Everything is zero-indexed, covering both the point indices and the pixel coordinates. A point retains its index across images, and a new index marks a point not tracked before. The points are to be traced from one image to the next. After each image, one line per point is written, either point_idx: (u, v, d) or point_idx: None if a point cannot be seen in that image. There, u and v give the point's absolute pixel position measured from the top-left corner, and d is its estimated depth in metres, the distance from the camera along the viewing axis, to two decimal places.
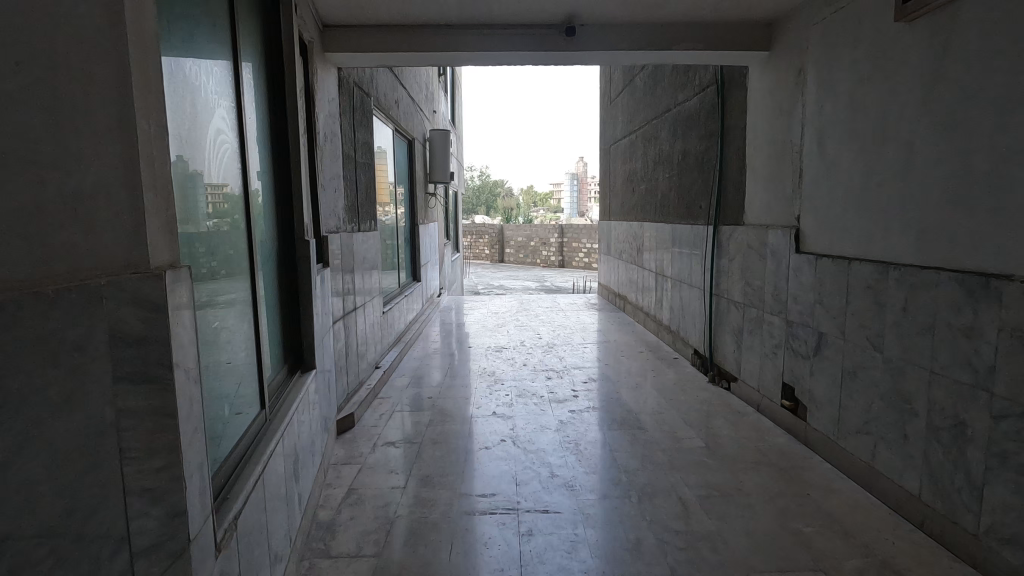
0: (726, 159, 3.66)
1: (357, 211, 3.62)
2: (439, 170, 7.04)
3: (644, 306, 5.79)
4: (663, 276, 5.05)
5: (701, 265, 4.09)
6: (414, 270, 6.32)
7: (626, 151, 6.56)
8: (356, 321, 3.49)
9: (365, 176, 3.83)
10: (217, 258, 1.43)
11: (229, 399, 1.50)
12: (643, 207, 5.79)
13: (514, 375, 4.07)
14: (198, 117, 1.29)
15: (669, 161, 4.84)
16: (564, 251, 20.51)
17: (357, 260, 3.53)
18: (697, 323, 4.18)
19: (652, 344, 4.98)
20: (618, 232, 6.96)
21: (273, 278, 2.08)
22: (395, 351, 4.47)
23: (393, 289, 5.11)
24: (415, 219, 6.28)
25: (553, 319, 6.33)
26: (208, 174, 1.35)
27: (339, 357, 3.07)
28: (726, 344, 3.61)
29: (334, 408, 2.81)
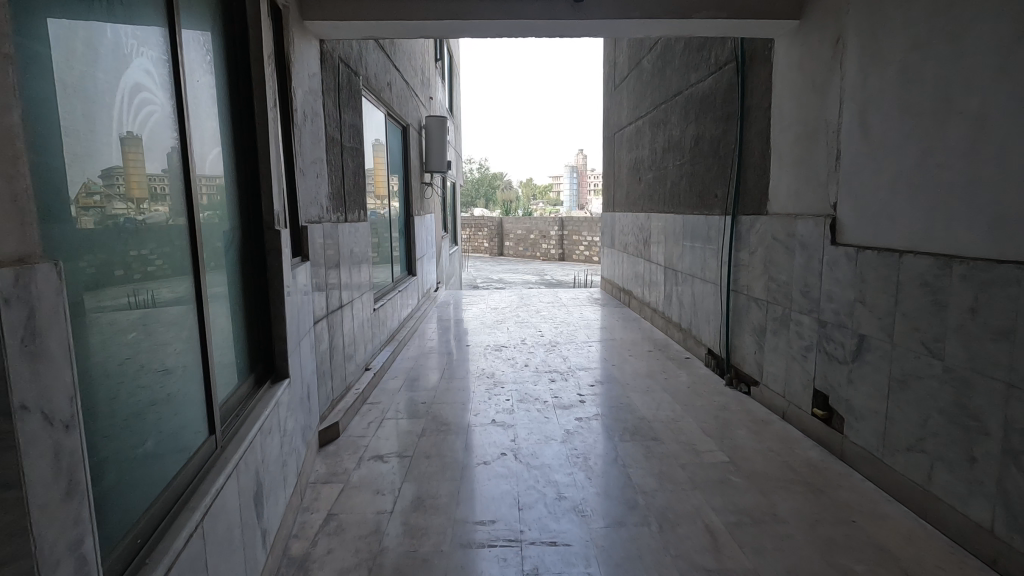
0: (746, 143, 3.36)
1: (344, 198, 3.32)
2: (436, 158, 6.72)
3: (651, 302, 5.50)
4: (673, 271, 4.75)
5: (716, 259, 3.80)
6: (409, 264, 6.02)
7: (631, 139, 6.24)
8: (343, 319, 3.19)
9: (352, 161, 3.53)
10: (139, 250, 1.13)
11: (160, 427, 1.20)
12: (650, 198, 5.48)
13: (515, 377, 3.78)
14: (95, 62, 0.98)
15: (681, 148, 4.53)
16: (565, 244, 20.20)
17: (343, 253, 3.23)
18: (712, 321, 3.88)
19: (660, 342, 4.69)
20: (623, 224, 6.65)
21: (234, 275, 1.78)
22: (387, 350, 4.17)
23: (386, 283, 4.81)
24: (410, 210, 5.97)
25: (555, 315, 6.03)
26: (116, 140, 1.05)
27: (323, 360, 2.78)
28: (746, 344, 3.32)
29: (315, 419, 2.52)
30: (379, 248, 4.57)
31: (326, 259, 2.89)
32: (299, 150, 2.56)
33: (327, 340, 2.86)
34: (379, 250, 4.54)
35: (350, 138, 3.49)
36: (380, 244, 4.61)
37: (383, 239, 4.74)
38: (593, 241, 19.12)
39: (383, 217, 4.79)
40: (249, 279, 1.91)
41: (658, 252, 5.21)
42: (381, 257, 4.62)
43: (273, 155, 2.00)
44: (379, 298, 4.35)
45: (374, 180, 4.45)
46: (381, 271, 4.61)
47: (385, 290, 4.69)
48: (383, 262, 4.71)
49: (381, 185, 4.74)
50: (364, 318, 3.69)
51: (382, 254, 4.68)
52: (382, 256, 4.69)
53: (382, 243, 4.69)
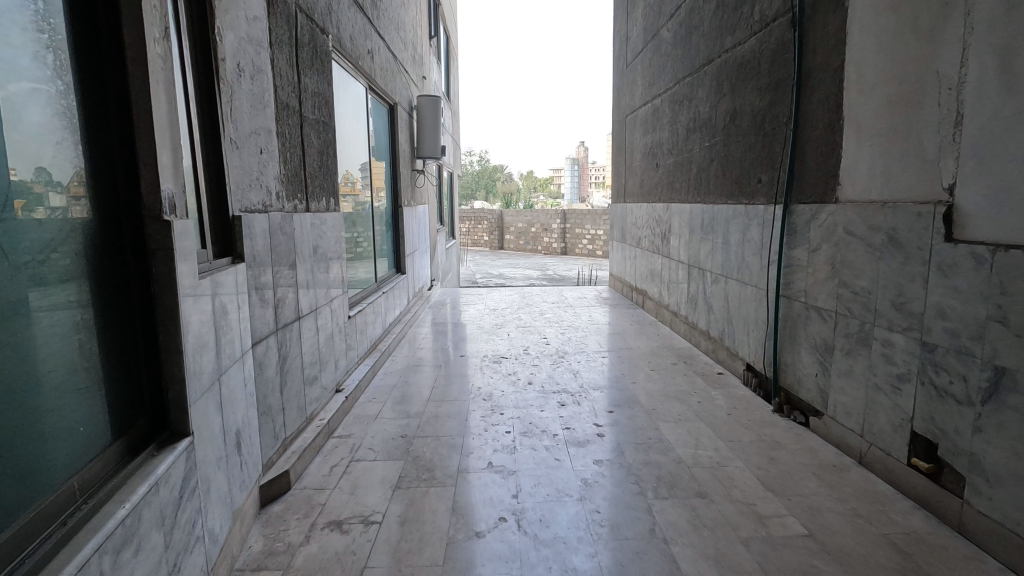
0: (804, 114, 2.70)
1: (304, 182, 2.67)
2: (429, 143, 6.05)
3: (670, 304, 4.85)
4: (699, 269, 4.10)
5: (759, 257, 3.16)
6: (397, 261, 5.36)
7: (646, 122, 5.59)
8: (302, 333, 2.54)
9: (318, 137, 2.88)
10: None
11: None
12: (670, 186, 4.82)
13: (516, 399, 3.14)
14: None
15: (711, 127, 3.87)
16: (567, 238, 19.53)
17: (303, 251, 2.59)
18: (753, 331, 3.25)
19: (684, 353, 4.05)
20: (636, 216, 6.00)
21: (66, 290, 1.13)
22: (367, 365, 3.53)
23: (367, 284, 4.15)
24: (399, 200, 5.30)
25: (561, 319, 5.39)
26: None
27: (268, 390, 2.14)
28: (804, 364, 2.68)
29: (250, 475, 1.88)
30: (357, 243, 3.91)
31: (275, 258, 2.25)
32: (227, 113, 1.91)
33: (276, 363, 2.22)
34: (356, 247, 3.88)
35: (314, 109, 2.83)
36: (357, 239, 3.94)
37: (362, 234, 4.07)
38: (597, 235, 18.46)
39: (362, 208, 4.11)
40: (102, 293, 1.25)
41: (680, 249, 4.56)
42: (359, 255, 3.96)
43: (163, 110, 1.35)
44: (355, 303, 3.69)
45: (351, 164, 3.79)
46: (360, 271, 3.95)
47: (364, 293, 4.03)
48: (362, 261, 4.05)
49: (360, 172, 4.06)
50: (335, 330, 3.04)
51: (361, 251, 4.01)
52: (361, 254, 4.01)
53: (361, 238, 4.02)
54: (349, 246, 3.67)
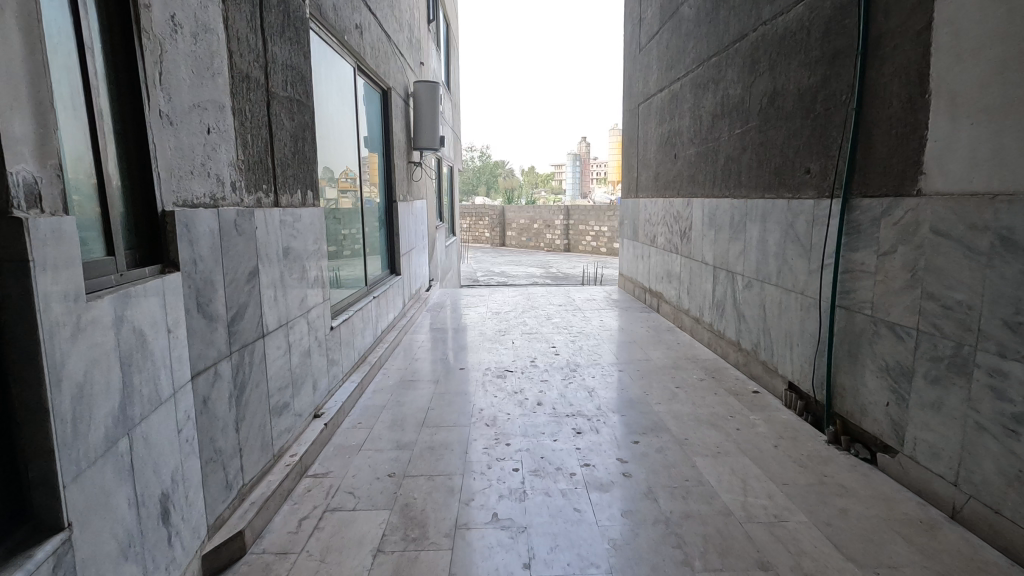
0: (870, 90, 2.25)
1: (272, 172, 2.23)
2: (426, 133, 5.59)
3: (691, 308, 4.41)
4: (728, 272, 3.66)
5: (806, 260, 2.71)
6: (391, 261, 4.92)
7: (663, 111, 5.13)
8: (268, 353, 2.11)
9: (291, 119, 2.43)
10: None
11: None
12: (691, 179, 4.37)
13: (524, 425, 2.70)
14: None
15: (744, 112, 3.42)
16: (570, 235, 19.09)
17: (270, 254, 2.15)
18: (798, 345, 2.80)
19: (711, 366, 3.61)
20: (650, 211, 5.56)
21: None
22: (353, 382, 3.10)
23: (355, 288, 3.71)
24: (393, 195, 4.86)
25: (570, 324, 4.95)
26: None
27: (217, 431, 1.70)
28: (870, 389, 2.24)
29: (185, 548, 1.46)
30: (342, 243, 3.45)
31: (229, 264, 1.80)
32: (157, 79, 1.48)
33: (229, 396, 1.78)
34: (341, 247, 3.42)
35: (287, 85, 2.39)
36: (343, 238, 3.48)
37: (349, 233, 3.62)
38: (600, 232, 18.04)
39: (350, 204, 3.66)
40: None
41: (703, 249, 4.12)
42: (345, 256, 3.50)
43: (17, 56, 0.92)
44: (338, 312, 3.24)
45: (334, 153, 3.33)
46: (345, 274, 3.50)
47: (352, 299, 3.58)
48: (349, 263, 3.59)
49: (346, 163, 3.61)
50: (312, 345, 2.61)
51: (347, 252, 3.56)
52: (348, 255, 3.55)
53: (347, 238, 3.57)
54: (331, 246, 3.21)
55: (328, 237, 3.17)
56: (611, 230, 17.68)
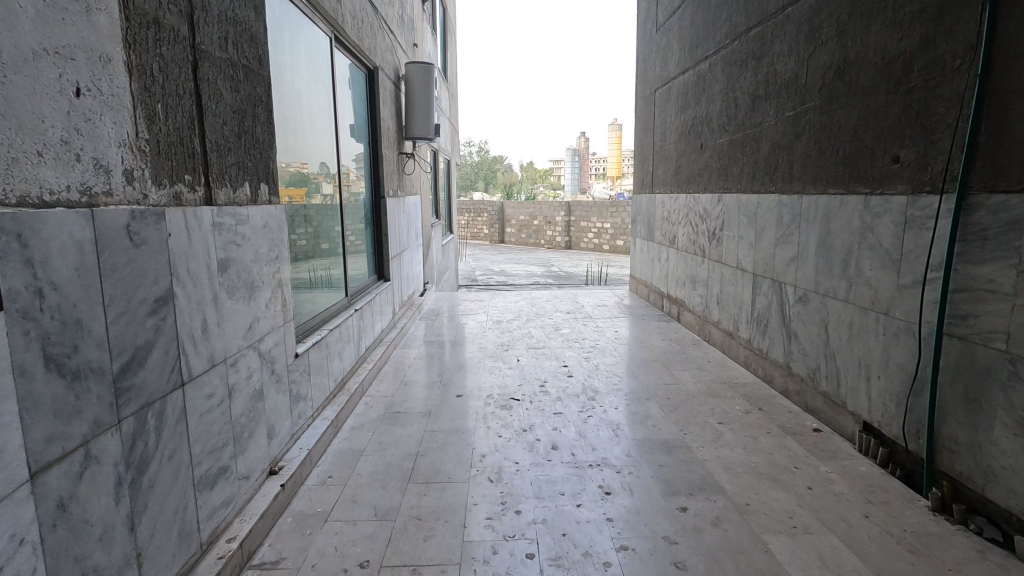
0: (1005, 49, 1.68)
1: (201, 158, 1.65)
2: (419, 122, 4.99)
3: (722, 321, 3.84)
4: (774, 282, 3.08)
5: (894, 274, 2.15)
6: (379, 265, 4.34)
7: (686, 95, 4.56)
8: (193, 406, 1.53)
9: (233, 89, 1.85)
10: None
11: None
12: (724, 172, 3.80)
13: (537, 482, 2.14)
14: None
15: (799, 91, 2.83)
16: (571, 232, 18.49)
17: (198, 271, 1.58)
18: (880, 380, 2.23)
19: (754, 393, 3.05)
20: (669, 209, 4.98)
21: None
22: (326, 421, 2.52)
23: (332, 301, 3.11)
24: (381, 190, 4.27)
25: (581, 337, 4.37)
26: None
27: (90, 544, 1.14)
28: (1004, 449, 1.69)
29: None
30: (314, 247, 2.85)
31: (116, 291, 1.23)
32: None
33: (115, 487, 1.21)
34: (310, 252, 2.81)
35: (226, 43, 1.81)
36: (314, 241, 2.88)
37: (323, 235, 3.02)
38: (603, 228, 17.48)
39: (325, 200, 3.06)
40: None
41: (739, 254, 3.54)
42: (317, 263, 2.90)
43: None
44: (306, 332, 2.64)
45: (303, 138, 2.74)
46: (318, 285, 2.90)
47: (327, 314, 2.98)
48: (324, 271, 3.00)
49: (321, 152, 3.02)
50: (266, 383, 2.02)
51: (320, 258, 2.96)
52: (320, 261, 2.96)
53: (321, 241, 2.97)
54: (294, 251, 2.61)
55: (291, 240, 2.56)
56: (613, 228, 17.12)
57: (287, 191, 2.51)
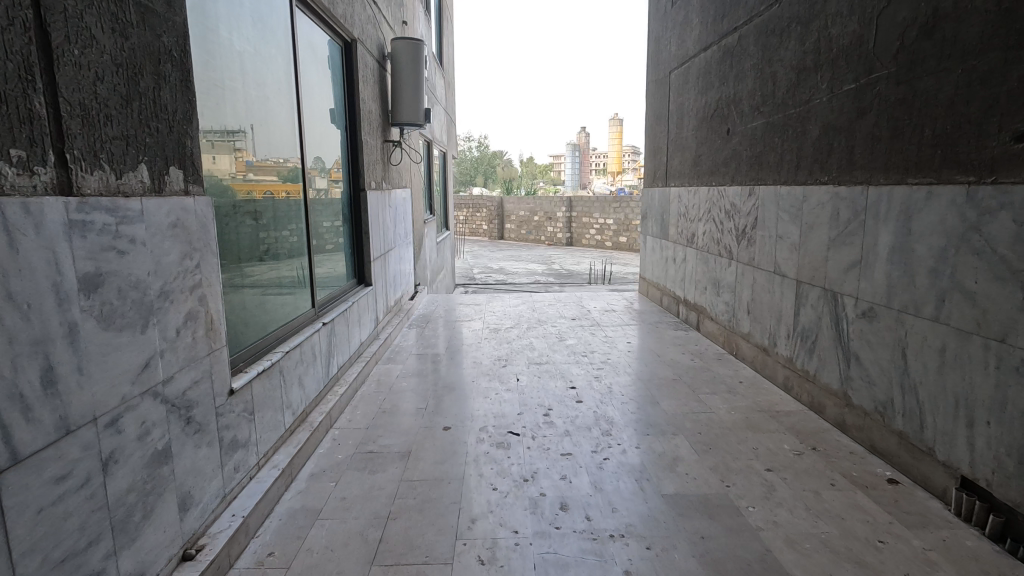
0: None
1: (51, 125, 1.12)
2: (407, 106, 4.46)
3: (754, 334, 3.32)
4: (828, 292, 2.56)
5: (1015, 289, 1.62)
6: (360, 268, 3.80)
7: (709, 75, 4.02)
8: (24, 503, 1.01)
9: (117, 34, 1.32)
10: None
11: None
12: (757, 160, 3.27)
13: (542, 565, 1.61)
14: None
15: (865, 57, 2.30)
16: (573, 228, 17.95)
17: (35, 294, 1.05)
18: (989, 427, 1.71)
19: (803, 426, 2.53)
20: (688, 204, 4.45)
21: None
22: (276, 471, 2.00)
23: (294, 313, 2.58)
24: (360, 181, 3.72)
25: (590, 350, 3.84)
26: None
27: None
28: None
29: None
30: (263, 250, 2.32)
31: None
32: None
33: None
34: (258, 255, 2.27)
35: None
36: (265, 242, 2.35)
37: (280, 234, 2.49)
38: (606, 224, 16.92)
39: (282, 192, 2.53)
40: None
41: (779, 256, 3.01)
42: (269, 268, 2.36)
43: None
44: (251, 356, 2.10)
45: (247, 115, 2.20)
46: (271, 295, 2.37)
47: (287, 331, 2.45)
48: (280, 277, 2.47)
49: (277, 134, 2.49)
50: (178, 437, 1.51)
51: (274, 262, 2.42)
52: (275, 265, 2.42)
53: (275, 241, 2.43)
54: (232, 255, 2.07)
55: (226, 241, 2.02)
56: (616, 224, 16.58)
57: (215, 178, 1.97)
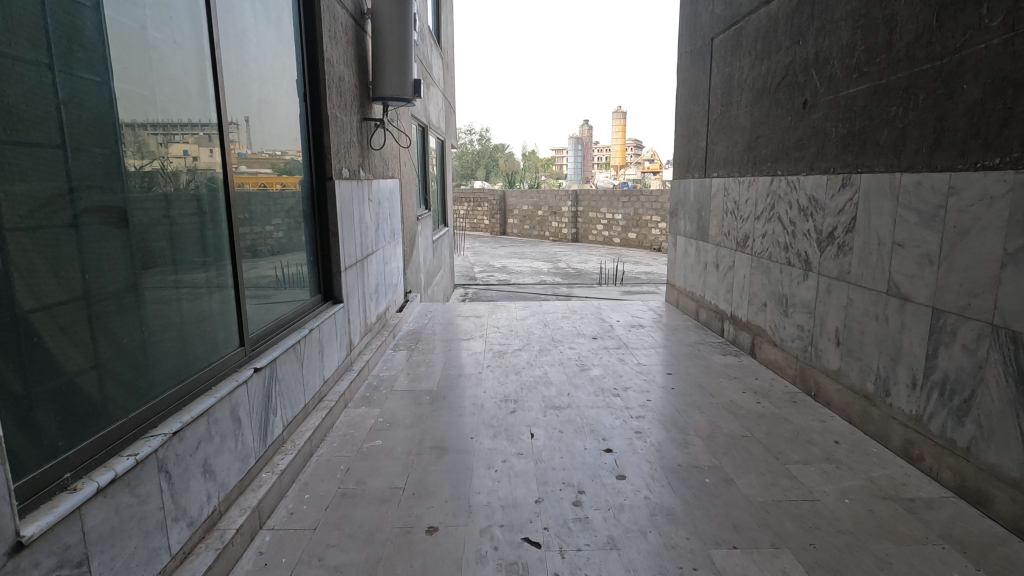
0: None
1: None
2: (392, 75, 3.60)
3: (850, 373, 2.48)
4: (999, 331, 1.72)
5: None
6: (327, 280, 2.95)
7: (774, 34, 3.15)
8: None
9: None
10: None
11: None
12: (858, 140, 2.42)
13: None
14: None
15: None
16: (579, 223, 17.09)
17: None
18: None
19: (962, 531, 1.70)
20: (738, 199, 3.61)
21: None
22: None
23: (203, 360, 1.73)
24: (326, 169, 2.87)
25: (624, 386, 2.99)
26: None
27: None
28: None
29: None
30: (139, 270, 1.46)
31: None
32: None
33: None
34: (130, 279, 1.43)
35: None
36: (145, 257, 1.50)
37: (179, 243, 1.64)
38: (614, 219, 16.04)
39: (181, 175, 1.66)
40: None
41: (899, 272, 2.16)
42: (152, 298, 1.51)
43: None
44: (91, 457, 1.25)
45: (83, 41, 1.30)
46: (156, 339, 1.52)
47: (184, 393, 1.61)
48: (176, 308, 1.61)
49: (166, 81, 1.59)
50: None
51: (168, 285, 1.58)
52: (166, 292, 1.57)
53: (168, 254, 1.59)
54: (61, 284, 1.22)
55: (40, 261, 1.17)
56: (626, 219, 15.72)
57: (19, 149, 1.12)
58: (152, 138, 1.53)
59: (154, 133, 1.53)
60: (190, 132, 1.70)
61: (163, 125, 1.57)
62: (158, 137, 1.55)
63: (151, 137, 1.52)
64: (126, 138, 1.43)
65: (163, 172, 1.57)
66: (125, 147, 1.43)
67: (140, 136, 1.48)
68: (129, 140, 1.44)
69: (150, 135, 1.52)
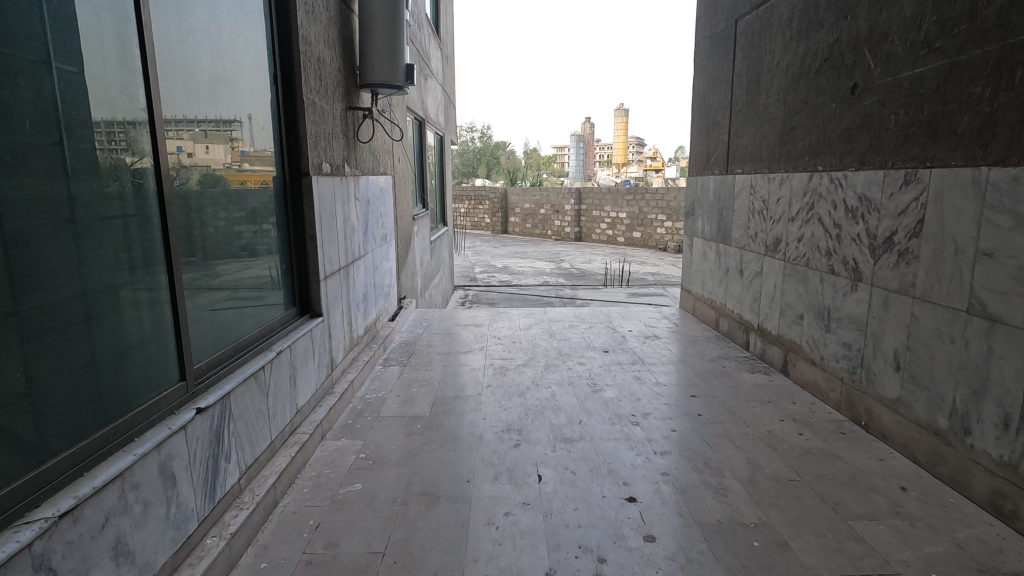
0: None
1: None
2: (382, 59, 3.23)
3: (914, 404, 2.10)
4: None
5: None
6: (305, 291, 2.57)
7: (814, 11, 2.77)
8: None
9: None
10: None
11: None
12: (927, 129, 2.04)
13: None
14: None
15: None
16: (583, 222, 16.70)
17: None
18: None
19: None
20: (768, 198, 3.23)
21: None
22: None
23: (124, 405, 1.36)
24: (302, 163, 2.48)
25: (643, 412, 2.61)
26: None
27: None
28: None
29: None
30: (19, 294, 1.09)
31: None
32: None
33: None
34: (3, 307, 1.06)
35: None
36: (31, 276, 1.12)
37: (89, 256, 1.27)
38: (619, 219, 15.65)
39: (86, 165, 1.27)
40: None
41: (985, 287, 1.79)
42: (42, 331, 1.14)
43: None
44: None
45: None
46: (45, 385, 1.14)
47: (90, 453, 1.23)
48: (79, 340, 1.23)
49: (64, 42, 1.20)
50: None
51: (67, 312, 1.20)
52: (64, 320, 1.19)
53: (69, 271, 1.21)
54: None
55: None
56: (630, 219, 15.33)
57: None
58: (121, 130, 1.38)
59: (124, 125, 1.39)
60: (185, 129, 1.65)
61: (120, 111, 1.37)
62: (115, 125, 1.35)
63: (124, 130, 1.39)
64: (88, 129, 1.27)
65: (122, 165, 1.38)
66: (88, 138, 1.27)
67: (137, 134, 1.43)
68: (97, 131, 1.30)
69: (104, 123, 1.32)
